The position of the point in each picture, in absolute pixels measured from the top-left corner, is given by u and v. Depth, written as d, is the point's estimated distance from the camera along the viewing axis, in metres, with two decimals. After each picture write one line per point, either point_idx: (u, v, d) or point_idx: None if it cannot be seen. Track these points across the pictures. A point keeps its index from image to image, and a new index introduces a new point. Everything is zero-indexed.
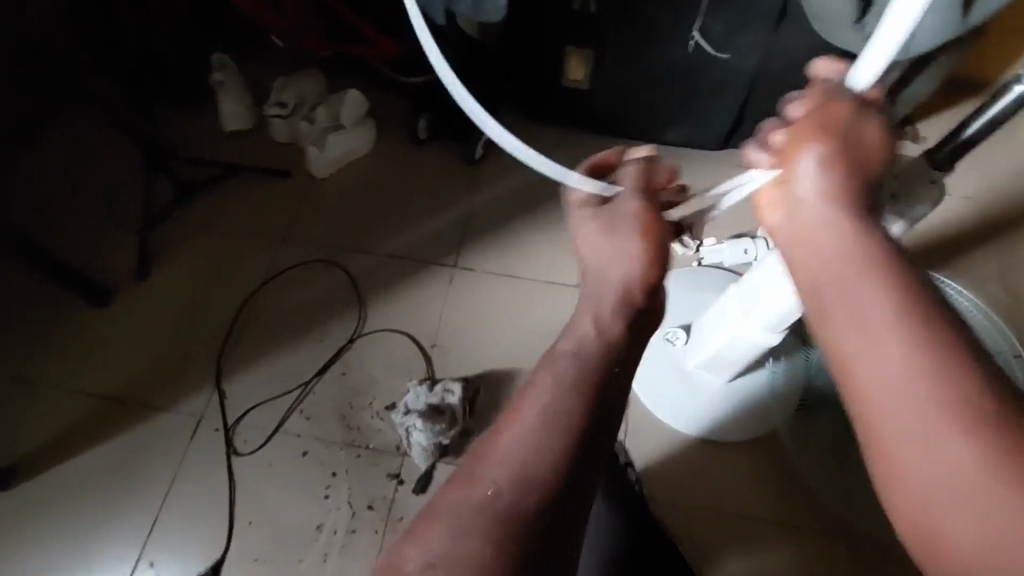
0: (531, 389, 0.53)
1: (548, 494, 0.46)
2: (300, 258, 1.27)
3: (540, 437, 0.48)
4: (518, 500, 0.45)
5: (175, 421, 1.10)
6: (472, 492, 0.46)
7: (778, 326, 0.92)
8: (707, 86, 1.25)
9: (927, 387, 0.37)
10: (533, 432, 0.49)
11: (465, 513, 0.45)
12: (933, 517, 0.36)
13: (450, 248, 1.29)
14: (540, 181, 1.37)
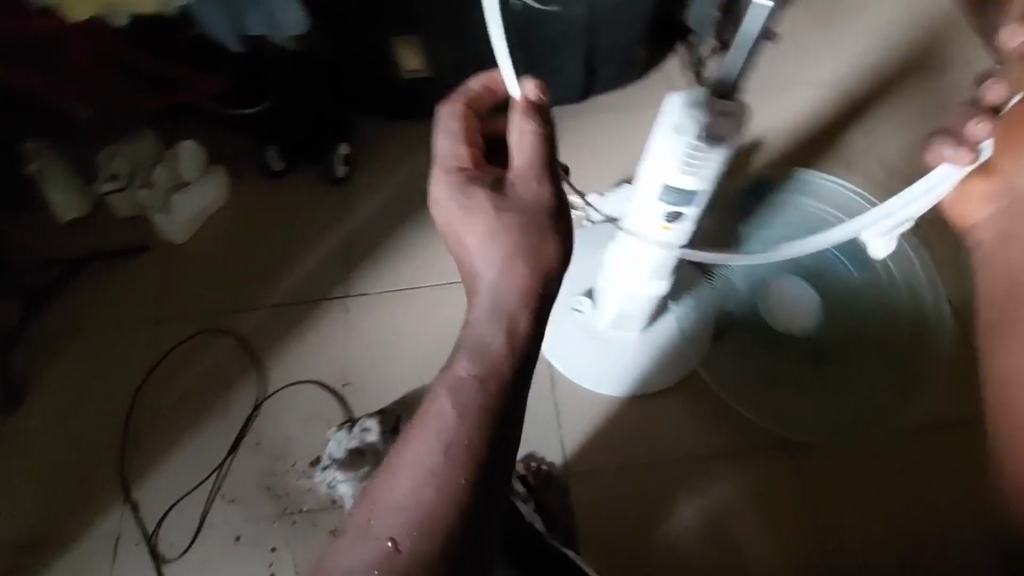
0: (426, 420, 0.60)
1: (440, 518, 0.55)
2: (181, 335, 1.18)
3: (428, 471, 0.57)
4: (412, 529, 0.55)
5: (89, 546, 1.02)
6: (377, 519, 0.56)
7: (665, 275, 0.91)
8: (548, 41, 1.19)
9: None
10: (427, 466, 0.57)
11: (371, 540, 0.55)
12: None
13: (338, 278, 1.22)
14: (412, 182, 1.30)
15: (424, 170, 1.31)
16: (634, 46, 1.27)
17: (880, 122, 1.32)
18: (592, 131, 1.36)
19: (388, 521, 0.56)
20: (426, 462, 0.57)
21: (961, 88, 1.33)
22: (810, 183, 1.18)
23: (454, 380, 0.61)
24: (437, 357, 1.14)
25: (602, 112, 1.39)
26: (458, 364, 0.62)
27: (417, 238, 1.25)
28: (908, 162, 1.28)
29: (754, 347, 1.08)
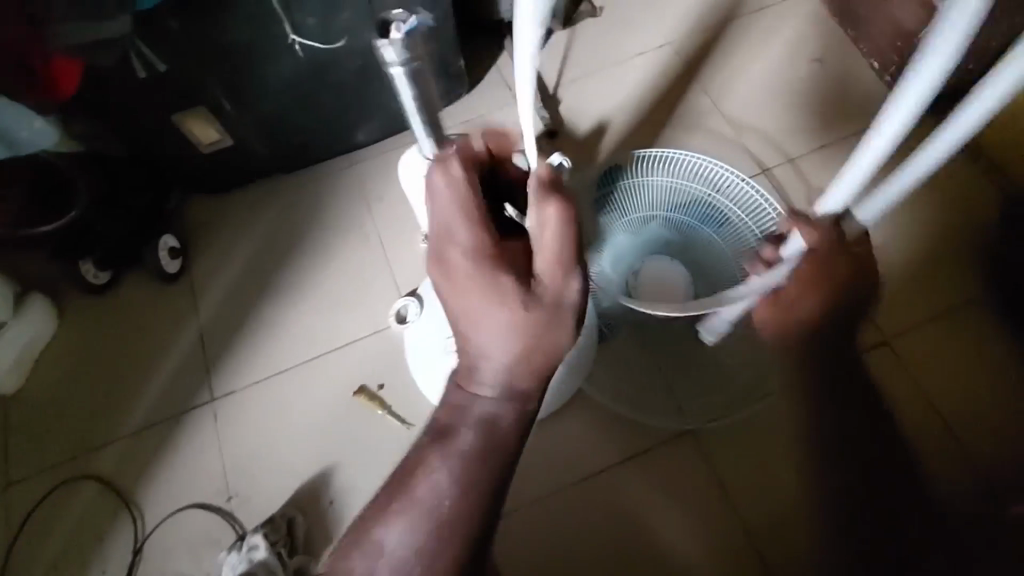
0: (468, 429, 0.61)
1: (464, 530, 0.58)
2: (40, 491, 1.06)
3: (463, 482, 0.59)
4: (445, 535, 0.57)
5: None
6: (408, 519, 0.58)
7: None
8: (353, 77, 1.09)
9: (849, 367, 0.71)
10: (469, 473, 0.59)
11: (401, 540, 0.57)
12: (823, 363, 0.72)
13: (201, 383, 1.12)
14: (257, 255, 1.21)
15: (268, 240, 1.22)
16: (452, 56, 1.18)
17: (722, 75, 1.29)
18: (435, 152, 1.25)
19: (419, 526, 0.58)
20: (464, 474, 0.59)
21: (792, 22, 1.31)
22: (660, 155, 1.07)
23: (494, 394, 0.60)
24: (325, 441, 1.06)
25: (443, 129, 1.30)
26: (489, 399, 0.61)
27: (277, 317, 1.16)
28: (757, 110, 1.25)
29: (633, 349, 1.03)
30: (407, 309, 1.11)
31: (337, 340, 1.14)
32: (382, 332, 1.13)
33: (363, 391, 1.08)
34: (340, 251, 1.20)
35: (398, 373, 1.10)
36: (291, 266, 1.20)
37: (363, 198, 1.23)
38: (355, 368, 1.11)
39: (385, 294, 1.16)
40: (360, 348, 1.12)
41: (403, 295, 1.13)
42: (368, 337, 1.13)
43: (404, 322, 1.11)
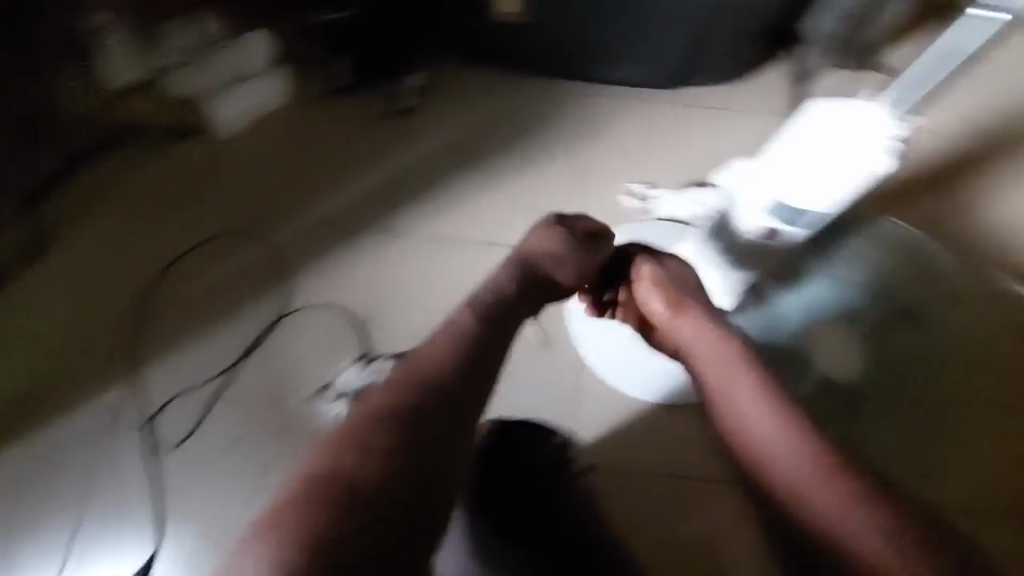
0: (408, 367, 0.68)
1: (407, 430, 0.62)
2: (215, 232, 1.15)
3: (407, 401, 0.64)
4: (404, 446, 0.61)
5: (90, 416, 1.02)
6: (336, 448, 0.61)
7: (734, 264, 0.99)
8: (654, 14, 1.11)
9: (801, 449, 0.68)
10: (414, 383, 0.66)
11: (361, 458, 0.60)
12: (769, 463, 0.69)
13: (380, 211, 1.18)
14: (475, 131, 1.25)
15: (491, 123, 1.25)
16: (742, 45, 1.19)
17: (983, 187, 1.22)
18: (675, 123, 1.27)
19: (384, 434, 0.61)
20: (421, 398, 0.65)
21: None
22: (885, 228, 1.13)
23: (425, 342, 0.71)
24: None
25: (689, 104, 1.28)
26: (461, 316, 0.74)
27: (470, 188, 1.20)
28: (999, 238, 1.18)
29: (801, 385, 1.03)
30: None
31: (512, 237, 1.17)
32: None
33: None
34: (549, 161, 1.23)
35: None
36: (500, 155, 1.23)
37: (591, 130, 1.25)
38: None
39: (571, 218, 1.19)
40: None
41: None
42: None
43: None
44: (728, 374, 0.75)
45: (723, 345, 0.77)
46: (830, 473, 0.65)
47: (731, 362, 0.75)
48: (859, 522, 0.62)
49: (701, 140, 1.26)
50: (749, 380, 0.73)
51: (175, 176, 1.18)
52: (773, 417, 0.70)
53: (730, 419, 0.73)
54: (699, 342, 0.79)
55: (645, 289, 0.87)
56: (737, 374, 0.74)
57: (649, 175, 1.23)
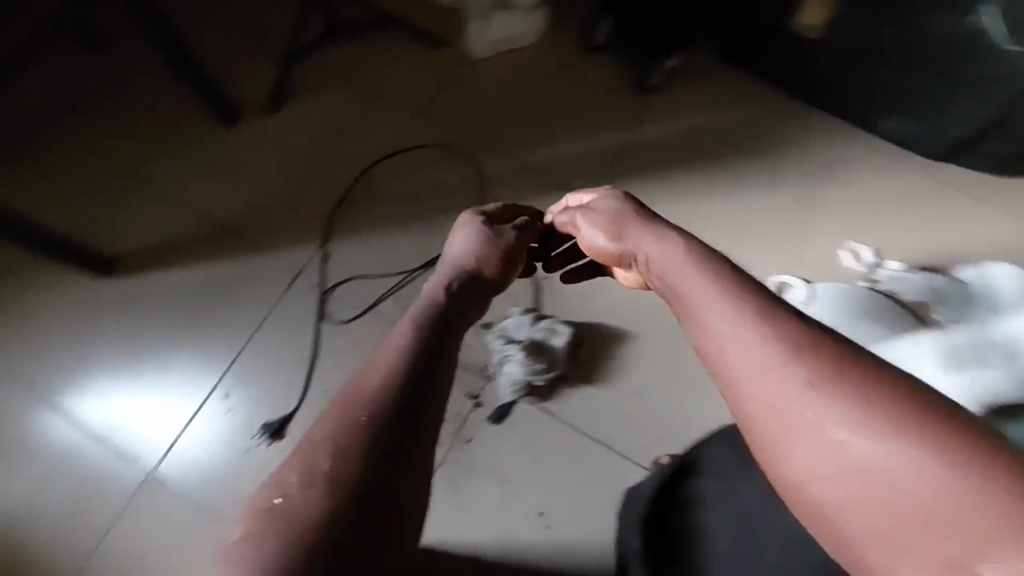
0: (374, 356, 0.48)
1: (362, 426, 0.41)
2: (432, 141, 1.15)
3: (364, 410, 0.43)
4: (363, 425, 0.42)
5: (271, 267, 1.05)
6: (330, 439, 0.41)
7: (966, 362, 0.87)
8: (967, 80, 1.00)
9: (887, 452, 0.34)
10: (376, 378, 0.45)
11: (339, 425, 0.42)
12: (846, 491, 0.34)
13: (592, 177, 1.15)
14: (708, 132, 1.19)
15: (727, 130, 1.20)
16: None
17: None
18: (922, 198, 1.14)
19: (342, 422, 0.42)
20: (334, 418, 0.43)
21: None
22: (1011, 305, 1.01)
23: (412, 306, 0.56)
24: (641, 314, 1.04)
25: (948, 182, 1.15)
26: (450, 277, 0.62)
27: (686, 189, 1.15)
28: None
29: None
30: (791, 290, 1.07)
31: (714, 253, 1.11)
32: None
33: None
34: (775, 192, 1.16)
35: None
36: (725, 167, 1.17)
37: (827, 176, 1.17)
38: None
39: (780, 258, 1.11)
40: None
41: (796, 275, 1.09)
42: None
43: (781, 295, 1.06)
44: (702, 287, 0.46)
45: (705, 283, 0.46)
46: (929, 471, 0.32)
47: (727, 286, 0.45)
48: (941, 483, 0.32)
49: (952, 227, 1.11)
50: (724, 294, 0.44)
51: (414, 77, 1.20)
52: (774, 344, 0.39)
53: (735, 386, 0.40)
54: (665, 262, 0.52)
55: (593, 217, 0.67)
56: (725, 297, 0.44)
57: (877, 242, 1.11)
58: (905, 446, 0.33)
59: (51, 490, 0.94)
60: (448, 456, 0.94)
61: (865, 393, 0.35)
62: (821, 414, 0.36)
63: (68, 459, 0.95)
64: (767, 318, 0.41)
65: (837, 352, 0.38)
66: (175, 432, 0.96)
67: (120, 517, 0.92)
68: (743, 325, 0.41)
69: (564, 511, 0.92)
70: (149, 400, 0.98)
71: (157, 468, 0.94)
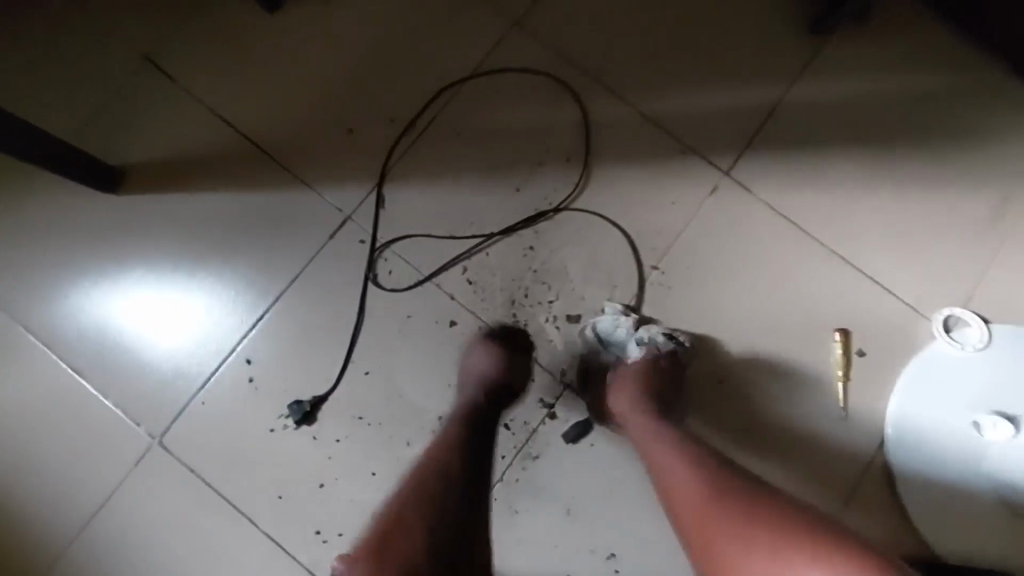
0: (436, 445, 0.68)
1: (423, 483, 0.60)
2: (532, 64, 0.87)
3: (392, 528, 0.55)
4: (414, 537, 0.54)
5: (312, 208, 0.84)
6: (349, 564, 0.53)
7: None
8: None
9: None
10: (430, 461, 0.64)
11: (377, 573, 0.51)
12: None
13: (730, 144, 0.88)
14: (893, 101, 0.90)
15: (919, 102, 0.90)
16: None
17: None
18: None
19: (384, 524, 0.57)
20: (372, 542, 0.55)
21: None
22: None
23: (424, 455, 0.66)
24: (766, 332, 0.84)
25: None
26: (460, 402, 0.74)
27: (848, 177, 0.88)
28: None
29: None
30: (964, 328, 0.84)
31: (869, 267, 0.87)
32: (917, 316, 0.85)
33: (842, 337, 0.83)
34: (964, 196, 0.88)
35: (887, 366, 0.83)
36: (905, 153, 0.89)
37: None
38: (853, 306, 0.85)
39: (956, 284, 0.86)
40: (882, 302, 0.85)
41: (972, 310, 0.84)
42: (899, 304, 0.85)
43: (947, 334, 0.83)
44: (665, 462, 0.62)
45: (671, 466, 0.61)
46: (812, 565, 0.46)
47: (684, 460, 0.61)
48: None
49: None
50: (682, 465, 0.60)
51: None
52: (697, 486, 0.57)
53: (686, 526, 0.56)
54: (641, 424, 0.68)
55: (621, 391, 0.73)
56: (685, 469, 0.60)
57: None
58: (764, 554, 0.49)
59: (43, 442, 0.80)
60: (508, 473, 0.78)
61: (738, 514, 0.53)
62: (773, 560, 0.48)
63: (62, 408, 0.81)
64: (694, 471, 0.59)
65: (732, 485, 0.56)
66: (188, 396, 0.80)
67: (121, 485, 0.79)
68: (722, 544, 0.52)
69: (638, 556, 0.78)
70: (160, 352, 0.82)
71: (166, 436, 0.80)
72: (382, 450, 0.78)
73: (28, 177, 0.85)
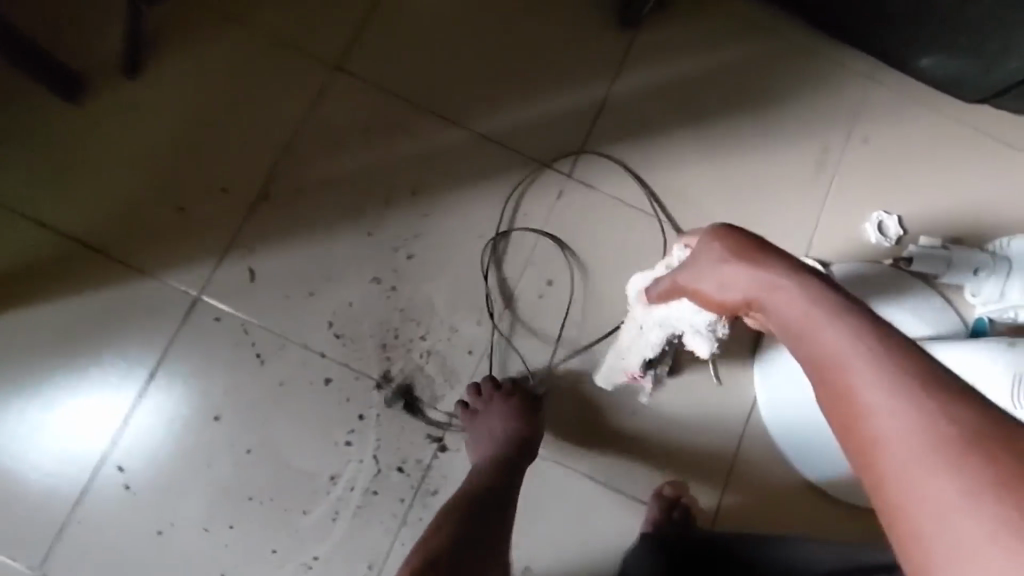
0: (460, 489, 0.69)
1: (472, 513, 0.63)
2: (359, 108, 0.87)
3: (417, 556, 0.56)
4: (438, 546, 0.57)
5: (157, 296, 0.81)
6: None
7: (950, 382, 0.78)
8: None
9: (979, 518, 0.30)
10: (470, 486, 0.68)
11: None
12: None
13: (567, 148, 0.91)
14: (711, 78, 0.95)
15: (732, 75, 0.96)
16: None
17: None
18: (950, 151, 0.96)
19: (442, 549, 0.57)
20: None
21: None
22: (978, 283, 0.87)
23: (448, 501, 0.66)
24: None
25: (984, 130, 0.97)
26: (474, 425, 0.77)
27: (684, 156, 0.93)
28: None
29: None
30: None
31: None
32: None
33: None
34: (788, 153, 0.95)
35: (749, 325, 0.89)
36: (730, 125, 0.95)
37: (848, 129, 0.96)
38: None
39: (795, 236, 0.93)
40: None
41: (812, 258, 0.91)
42: None
43: None
44: (854, 367, 0.38)
45: (865, 370, 0.38)
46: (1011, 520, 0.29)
47: (891, 369, 0.37)
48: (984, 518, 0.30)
49: (988, 188, 0.95)
50: (873, 383, 0.37)
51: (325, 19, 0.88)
52: (897, 421, 0.35)
53: (882, 461, 0.35)
54: (799, 315, 0.45)
55: (698, 266, 0.59)
56: (879, 392, 0.36)
57: (908, 208, 0.94)
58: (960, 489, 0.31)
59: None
60: (411, 515, 0.78)
61: (952, 437, 0.33)
62: (954, 495, 0.31)
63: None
64: (915, 397, 0.35)
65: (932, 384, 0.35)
66: (59, 521, 0.76)
67: None
68: (905, 474, 0.33)
69: (552, 563, 0.80)
70: (18, 483, 0.77)
71: (45, 565, 0.76)
72: (282, 523, 0.77)
73: None
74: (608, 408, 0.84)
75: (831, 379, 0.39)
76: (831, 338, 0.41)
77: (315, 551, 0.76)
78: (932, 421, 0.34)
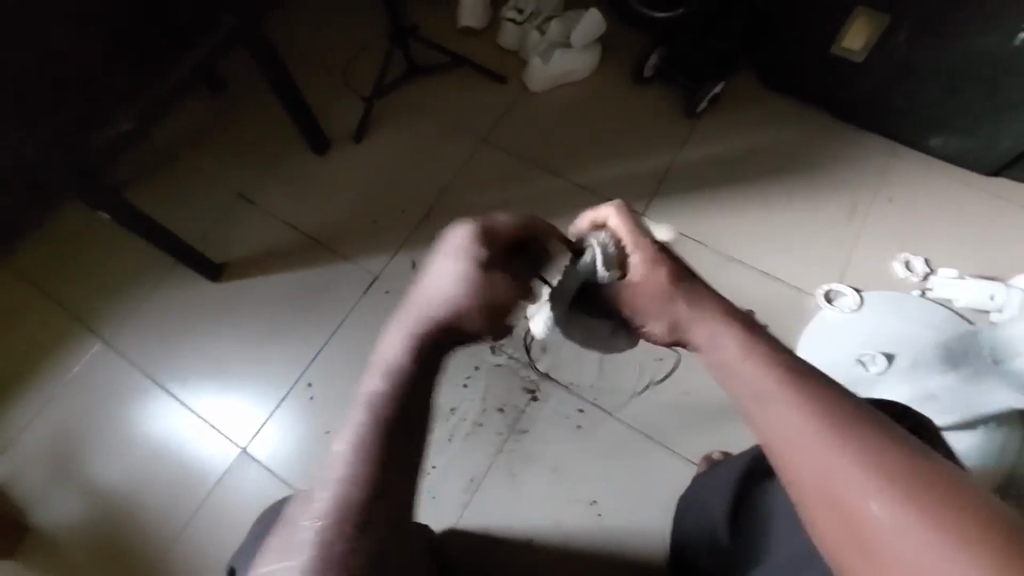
0: (430, 271, 0.54)
1: (434, 349, 0.50)
2: (496, 165, 1.28)
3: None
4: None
5: (351, 274, 1.19)
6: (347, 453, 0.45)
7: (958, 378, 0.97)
8: (1012, 94, 1.03)
9: (880, 498, 0.39)
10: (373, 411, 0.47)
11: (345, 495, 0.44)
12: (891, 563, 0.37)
13: (642, 196, 1.23)
14: (757, 151, 1.26)
15: (775, 150, 1.25)
16: None
17: None
18: (969, 209, 1.17)
19: (398, 404, 0.47)
20: (360, 432, 0.46)
21: None
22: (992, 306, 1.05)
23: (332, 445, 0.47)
24: None
25: (999, 195, 1.17)
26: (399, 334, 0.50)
27: (735, 204, 1.22)
28: None
29: None
30: (841, 297, 1.10)
31: (763, 263, 1.16)
32: (802, 293, 1.13)
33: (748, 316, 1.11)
34: (823, 206, 1.20)
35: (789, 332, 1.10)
36: (772, 183, 1.23)
37: (875, 190, 1.20)
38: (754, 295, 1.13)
39: (830, 267, 1.15)
40: (776, 289, 1.13)
41: (845, 284, 1.12)
42: (788, 287, 1.13)
43: (829, 303, 1.10)
44: (767, 387, 0.45)
45: (778, 389, 0.45)
46: (904, 495, 0.38)
47: (796, 390, 0.44)
48: (876, 501, 0.39)
49: (1004, 241, 1.14)
50: (783, 400, 0.44)
51: (481, 110, 1.33)
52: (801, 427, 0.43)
53: (795, 463, 0.43)
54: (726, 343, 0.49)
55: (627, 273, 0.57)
56: (786, 407, 0.44)
57: (930, 252, 1.14)
58: (863, 482, 0.40)
59: (166, 460, 1.10)
60: (505, 444, 1.02)
61: (845, 433, 0.42)
62: (862, 485, 0.39)
63: (180, 435, 1.11)
64: (817, 409, 0.43)
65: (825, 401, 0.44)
66: (263, 417, 1.11)
67: (217, 485, 1.08)
68: (828, 471, 0.41)
69: (615, 500, 0.98)
70: (242, 389, 1.13)
71: (250, 447, 1.09)
72: None
73: (152, 283, 1.22)
74: (668, 384, 1.05)
75: (752, 404, 0.46)
76: (764, 383, 0.46)
77: (433, 461, 1.02)
78: (839, 427, 0.42)
